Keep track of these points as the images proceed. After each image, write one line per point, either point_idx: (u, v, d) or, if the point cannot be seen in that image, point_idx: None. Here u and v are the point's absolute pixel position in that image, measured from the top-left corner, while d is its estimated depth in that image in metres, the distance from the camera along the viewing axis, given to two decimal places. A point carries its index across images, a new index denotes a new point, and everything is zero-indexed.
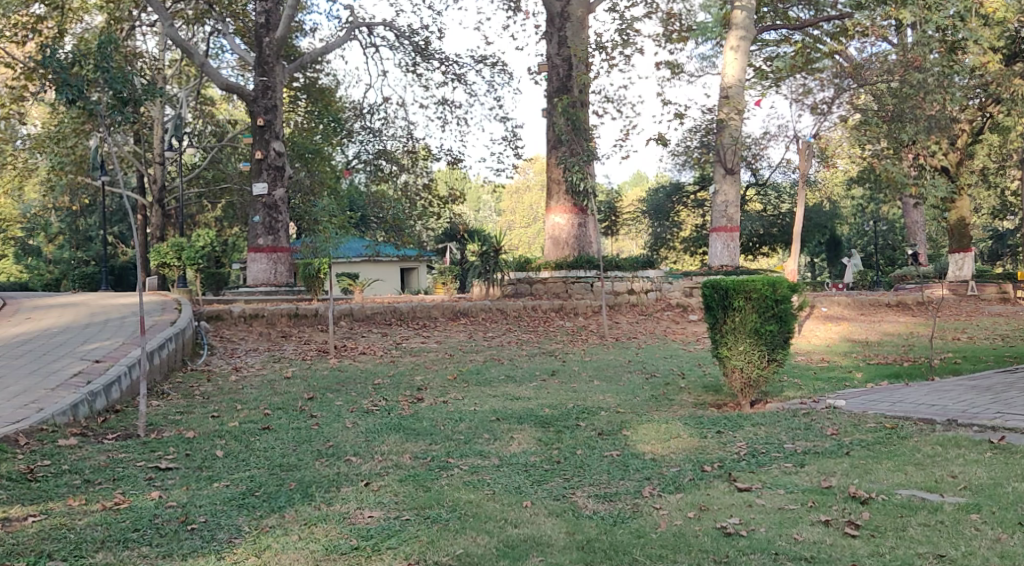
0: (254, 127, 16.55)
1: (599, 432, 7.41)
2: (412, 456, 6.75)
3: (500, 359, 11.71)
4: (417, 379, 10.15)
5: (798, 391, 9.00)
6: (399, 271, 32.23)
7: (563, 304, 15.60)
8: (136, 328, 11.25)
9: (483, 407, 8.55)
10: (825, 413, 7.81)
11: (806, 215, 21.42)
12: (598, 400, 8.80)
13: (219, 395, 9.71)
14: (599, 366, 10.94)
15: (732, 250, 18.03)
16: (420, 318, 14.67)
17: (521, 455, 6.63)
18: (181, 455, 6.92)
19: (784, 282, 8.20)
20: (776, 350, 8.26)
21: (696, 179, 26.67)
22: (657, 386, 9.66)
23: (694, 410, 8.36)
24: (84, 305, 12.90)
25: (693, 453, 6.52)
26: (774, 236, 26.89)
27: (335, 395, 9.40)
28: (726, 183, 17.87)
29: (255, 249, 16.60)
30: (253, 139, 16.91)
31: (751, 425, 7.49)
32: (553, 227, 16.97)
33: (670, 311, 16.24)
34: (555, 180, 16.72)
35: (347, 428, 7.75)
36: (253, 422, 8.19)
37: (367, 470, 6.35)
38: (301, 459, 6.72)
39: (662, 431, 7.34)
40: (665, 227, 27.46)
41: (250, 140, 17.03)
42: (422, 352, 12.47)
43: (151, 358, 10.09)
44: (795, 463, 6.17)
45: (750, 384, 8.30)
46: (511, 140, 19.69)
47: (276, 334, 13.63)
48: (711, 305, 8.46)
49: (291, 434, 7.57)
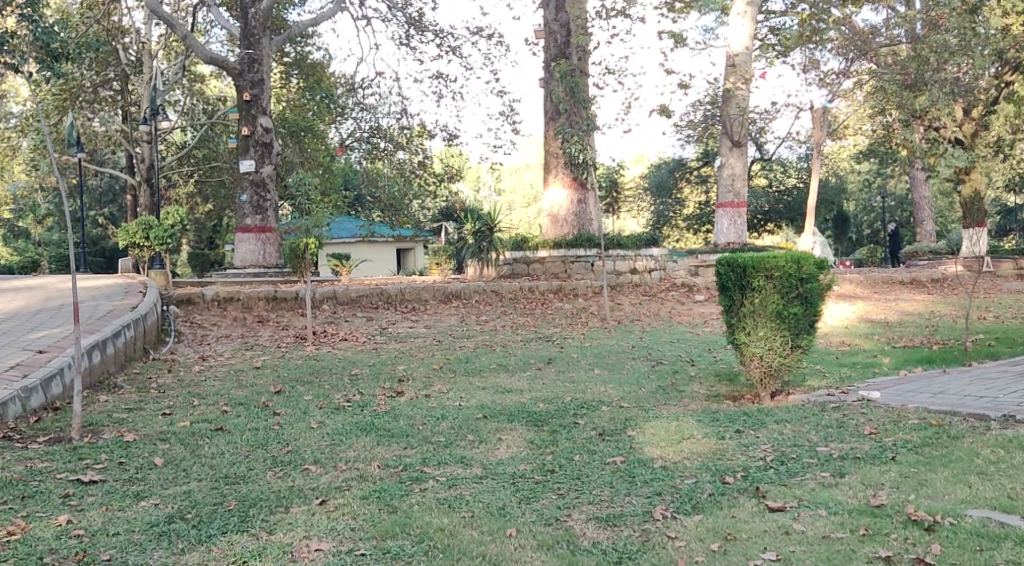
0: (240, 101, 15.50)
1: (599, 432, 6.43)
2: (383, 464, 5.75)
3: (492, 345, 10.70)
4: (399, 369, 9.17)
5: (822, 381, 8.02)
6: (393, 253, 31.21)
7: (561, 285, 14.59)
8: (92, 315, 10.25)
9: (470, 401, 7.56)
10: (858, 407, 6.84)
11: (819, 189, 20.42)
12: (598, 392, 7.83)
13: (178, 389, 8.73)
14: (600, 352, 9.96)
15: (739, 227, 16.99)
16: (409, 300, 13.67)
17: (511, 462, 5.65)
18: (114, 464, 5.94)
19: (810, 258, 7.21)
20: (801, 335, 7.29)
21: (700, 154, 25.63)
22: (664, 375, 8.69)
23: (708, 404, 7.36)
24: (44, 289, 11.90)
25: (710, 459, 5.53)
26: (780, 213, 25.90)
27: (306, 389, 8.42)
28: (733, 156, 16.88)
29: (242, 229, 15.60)
30: (239, 113, 15.84)
31: (775, 422, 6.49)
32: (551, 203, 15.94)
33: (675, 291, 15.20)
34: (553, 154, 15.68)
35: (312, 429, 6.76)
36: (207, 421, 7.19)
37: (327, 482, 5.39)
38: (251, 469, 5.75)
39: (674, 430, 6.35)
40: (668, 204, 26.47)
41: (237, 115, 15.98)
42: (408, 338, 11.47)
43: (105, 349, 9.12)
44: (833, 472, 5.19)
45: (771, 374, 7.32)
46: (508, 113, 18.65)
47: (253, 319, 12.63)
48: (727, 286, 7.45)
49: (247, 437, 6.59)
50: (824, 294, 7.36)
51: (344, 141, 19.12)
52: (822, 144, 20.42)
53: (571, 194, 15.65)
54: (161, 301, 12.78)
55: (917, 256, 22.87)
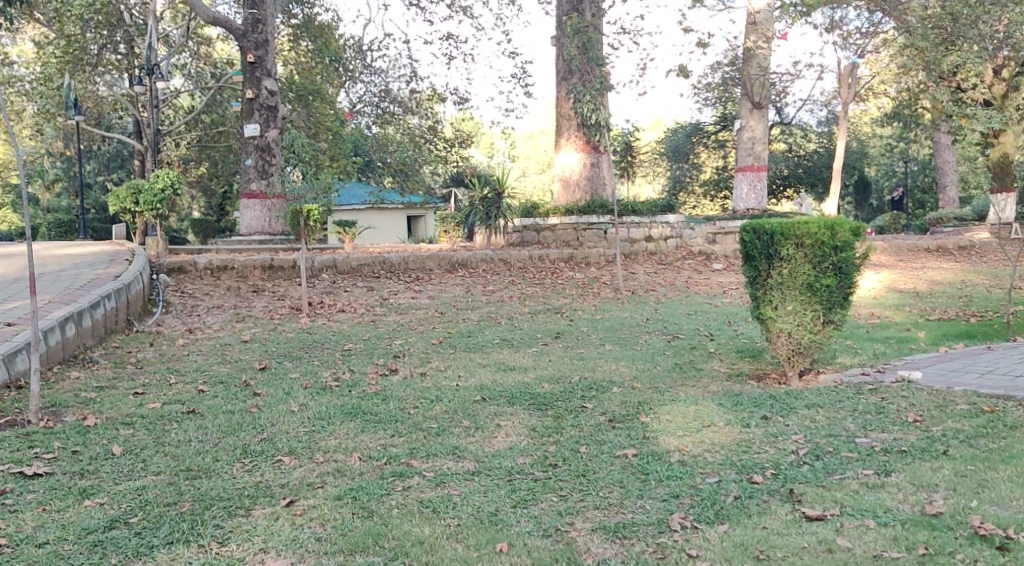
0: (244, 63, 14.79)
1: (608, 418, 5.77)
2: (364, 456, 5.10)
3: (497, 317, 10.03)
4: (394, 345, 8.51)
5: (853, 358, 7.37)
6: (403, 219, 30.56)
7: (572, 253, 13.88)
8: (71, 284, 9.63)
9: (468, 381, 6.92)
10: (897, 389, 6.15)
11: (845, 153, 19.59)
12: (609, 371, 7.19)
13: (157, 364, 8.11)
14: (613, 325, 9.30)
15: (758, 192, 16.26)
16: (412, 269, 13.01)
17: (508, 455, 4.99)
18: (66, 453, 5.30)
19: (846, 224, 6.49)
20: (834, 310, 6.60)
21: (718, 117, 24.74)
22: (682, 350, 8.03)
23: (729, 384, 6.70)
24: (26, 257, 11.28)
25: (735, 453, 4.86)
26: (800, 178, 25.07)
27: (294, 365, 7.81)
28: (753, 118, 16.11)
29: (248, 195, 14.99)
30: (243, 76, 15.12)
31: (806, 407, 5.82)
32: (563, 167, 15.21)
33: (692, 259, 14.48)
34: (565, 116, 14.93)
35: (292, 412, 6.11)
36: (179, 403, 6.56)
37: (299, 478, 4.76)
38: (216, 461, 5.13)
39: (693, 416, 5.69)
40: (684, 169, 25.70)
41: (240, 77, 15.25)
42: (409, 310, 10.81)
43: (80, 322, 8.50)
44: (877, 470, 4.50)
45: (800, 352, 6.64)
46: (520, 75, 17.88)
47: (247, 288, 11.97)
48: (751, 255, 6.73)
49: (220, 422, 5.94)
50: (859, 264, 6.65)
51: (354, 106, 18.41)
52: (846, 107, 19.56)
53: (583, 157, 14.90)
54: (151, 271, 12.16)
55: (942, 222, 22.05)
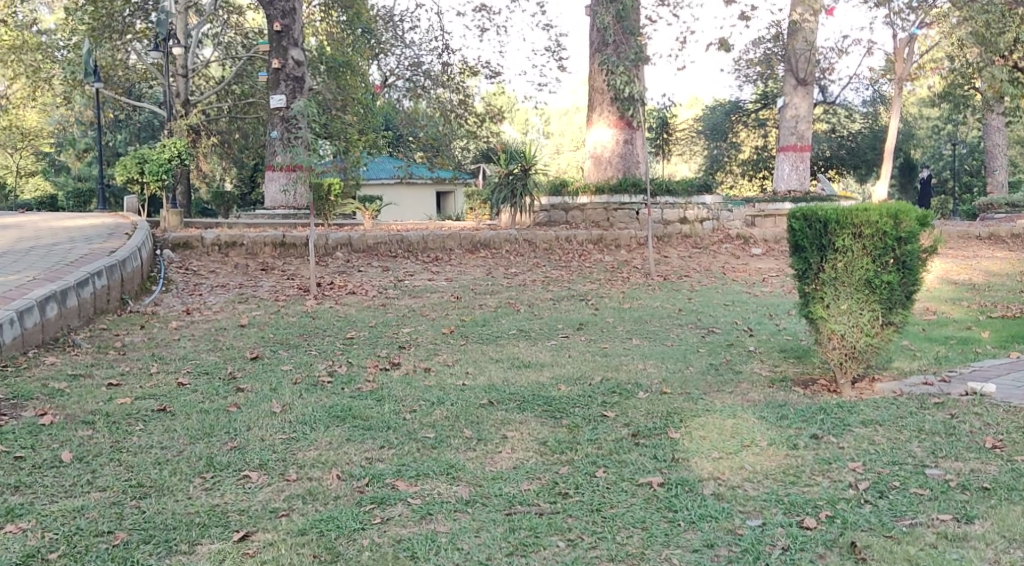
0: (271, 32, 14.02)
1: (632, 432, 5.00)
2: (344, 474, 4.38)
3: (515, 304, 9.25)
4: (401, 334, 7.78)
5: (912, 363, 6.53)
6: (432, 195, 29.80)
7: (602, 235, 13.04)
8: (62, 260, 8.98)
9: (476, 380, 6.17)
10: (968, 404, 5.31)
11: (895, 133, 18.51)
12: (637, 371, 6.40)
13: (142, 350, 7.44)
14: (640, 316, 8.52)
15: (801, 173, 15.36)
16: (431, 249, 12.25)
17: (512, 480, 4.25)
18: (7, 460, 4.61)
19: (911, 212, 5.64)
20: (894, 310, 5.76)
21: (759, 95, 23.72)
22: (717, 348, 7.21)
23: (772, 392, 5.89)
24: (24, 228, 10.66)
25: (782, 485, 4.10)
26: (842, 159, 23.97)
27: (288, 355, 7.10)
28: (797, 96, 15.19)
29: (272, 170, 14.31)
30: (269, 45, 14.40)
31: (862, 424, 5.03)
32: (595, 144, 14.34)
33: (730, 243, 13.57)
34: (599, 89, 14.07)
35: (274, 413, 5.38)
36: (153, 398, 5.86)
37: (262, 502, 4.04)
38: (174, 474, 4.42)
39: (733, 434, 4.91)
40: (722, 148, 24.65)
41: (268, 47, 14.52)
42: (424, 294, 10.05)
43: (64, 301, 7.85)
44: (956, 514, 3.76)
45: (854, 356, 5.80)
46: (554, 49, 17.05)
47: (255, 266, 11.27)
48: (801, 245, 5.89)
49: (191, 424, 5.22)
50: (925, 258, 5.79)
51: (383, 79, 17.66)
52: (898, 86, 18.43)
53: (617, 133, 14.04)
54: (155, 246, 11.52)
55: (992, 208, 20.78)
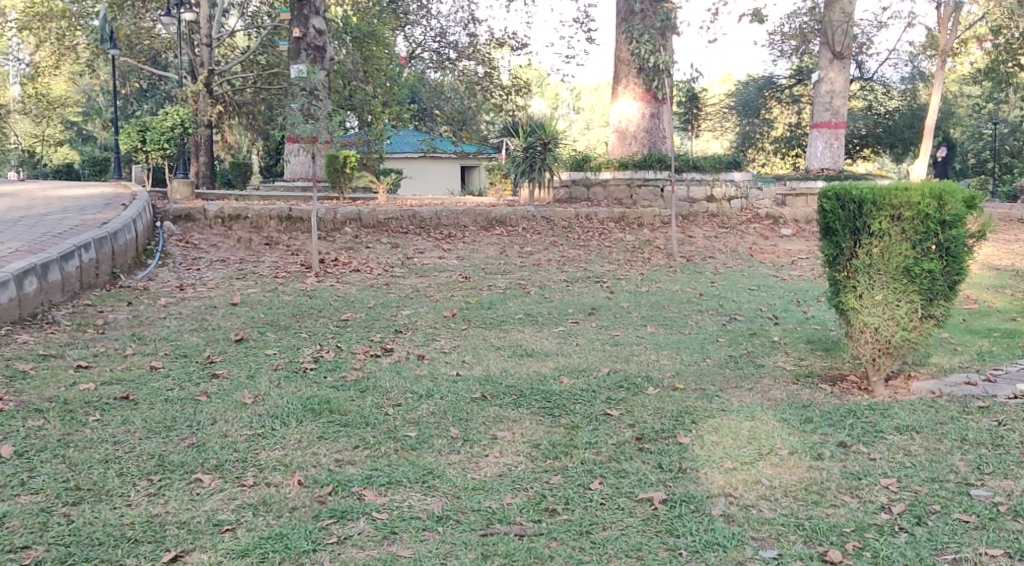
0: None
1: (637, 435, 4.46)
2: (306, 480, 3.87)
3: (526, 286, 8.71)
4: (399, 317, 7.26)
5: (953, 359, 5.93)
6: (457, 169, 29.26)
7: (624, 212, 12.45)
8: (51, 231, 8.53)
9: (472, 370, 5.66)
10: (1016, 409, 4.74)
11: (936, 109, 17.70)
12: (648, 363, 5.86)
13: (123, 329, 6.98)
14: (658, 300, 7.95)
15: (835, 150, 14.63)
16: (445, 225, 11.73)
17: (493, 491, 3.76)
18: None
19: (959, 192, 5.03)
20: (936, 302, 5.16)
21: (794, 70, 22.90)
22: (738, 338, 6.65)
23: (796, 390, 5.33)
24: (18, 196, 10.24)
25: (797, 507, 3.62)
26: (879, 138, 23.09)
27: (276, 337, 6.62)
28: (833, 70, 14.45)
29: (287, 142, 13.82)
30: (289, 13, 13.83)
31: (897, 431, 4.46)
32: (619, 117, 13.71)
33: (758, 223, 12.91)
34: (624, 60, 13.43)
35: (244, 404, 4.89)
36: (119, 383, 5.39)
37: (208, 512, 3.58)
38: (119, 474, 3.93)
39: (751, 439, 4.37)
40: (754, 125, 23.88)
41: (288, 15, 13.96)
42: (431, 273, 9.52)
43: (45, 276, 7.36)
44: (1009, 550, 3.33)
45: (889, 352, 5.23)
46: (581, 19, 16.39)
47: (259, 240, 10.80)
48: (832, 228, 5.33)
49: (153, 414, 4.74)
50: (972, 244, 5.19)
51: (408, 49, 17.10)
52: (944, 59, 17.50)
53: (643, 106, 13.39)
54: (156, 217, 11.07)
55: None
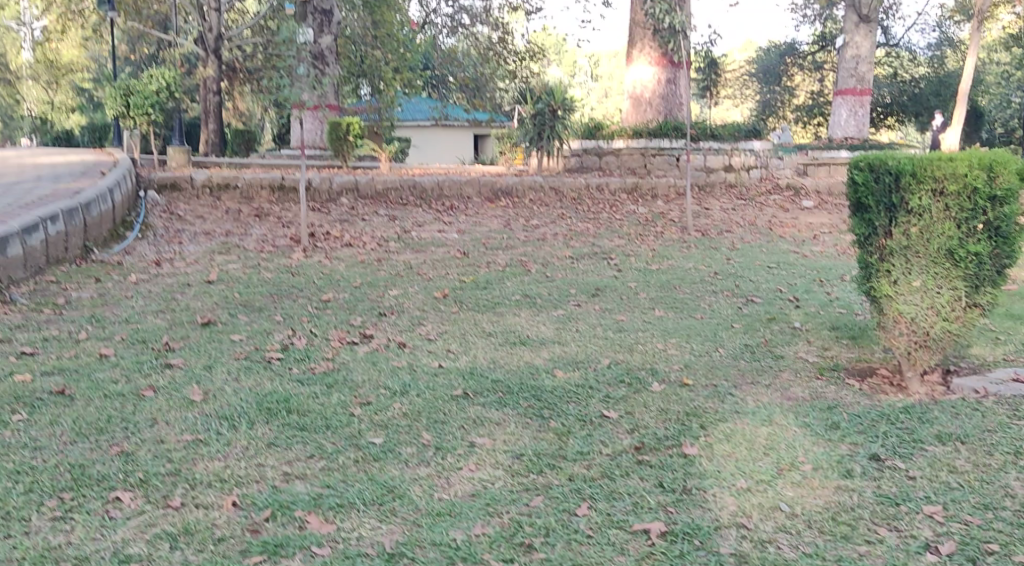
0: None
1: (635, 443, 3.86)
2: (243, 500, 3.33)
3: (528, 263, 8.08)
4: (386, 297, 6.67)
5: (995, 351, 5.29)
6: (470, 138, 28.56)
7: (637, 183, 11.77)
8: (17, 201, 7.95)
9: (457, 361, 5.07)
10: None
11: (969, 74, 16.81)
12: (653, 354, 5.23)
13: (83, 309, 6.41)
14: (668, 280, 7.31)
15: (860, 118, 13.86)
16: (446, 195, 11.09)
17: (461, 518, 3.24)
18: None
19: (1011, 163, 4.37)
20: (982, 288, 4.51)
21: (818, 36, 22.04)
22: (756, 323, 6.01)
23: (820, 386, 4.71)
24: None
25: (814, 548, 3.10)
26: (904, 107, 22.07)
27: (247, 319, 6.04)
28: (859, 33, 13.65)
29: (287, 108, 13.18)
30: None
31: (938, 441, 3.84)
32: (634, 83, 12.98)
33: (778, 194, 12.19)
34: (639, 23, 12.70)
35: (192, 402, 4.30)
36: (60, 374, 4.81)
37: (122, 545, 3.06)
38: (25, 491, 3.36)
39: (767, 450, 3.75)
40: (776, 92, 23.01)
41: None
42: (428, 248, 8.91)
43: (2, 250, 6.74)
44: None
45: (927, 345, 4.59)
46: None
47: (249, 212, 10.21)
48: (864, 203, 4.67)
49: (87, 413, 4.16)
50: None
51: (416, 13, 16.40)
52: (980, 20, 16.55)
53: (658, 71, 12.65)
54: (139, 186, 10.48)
55: None
